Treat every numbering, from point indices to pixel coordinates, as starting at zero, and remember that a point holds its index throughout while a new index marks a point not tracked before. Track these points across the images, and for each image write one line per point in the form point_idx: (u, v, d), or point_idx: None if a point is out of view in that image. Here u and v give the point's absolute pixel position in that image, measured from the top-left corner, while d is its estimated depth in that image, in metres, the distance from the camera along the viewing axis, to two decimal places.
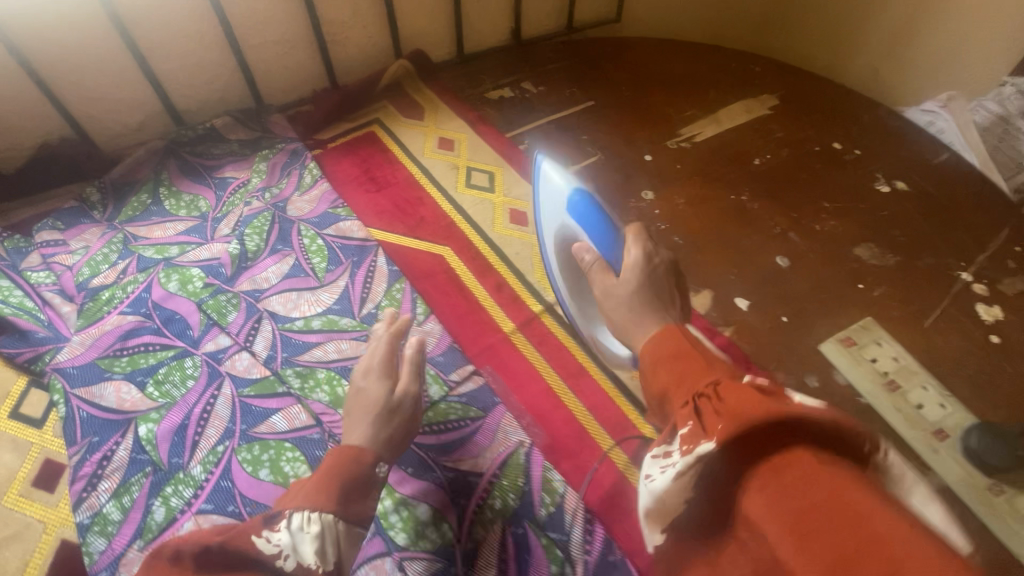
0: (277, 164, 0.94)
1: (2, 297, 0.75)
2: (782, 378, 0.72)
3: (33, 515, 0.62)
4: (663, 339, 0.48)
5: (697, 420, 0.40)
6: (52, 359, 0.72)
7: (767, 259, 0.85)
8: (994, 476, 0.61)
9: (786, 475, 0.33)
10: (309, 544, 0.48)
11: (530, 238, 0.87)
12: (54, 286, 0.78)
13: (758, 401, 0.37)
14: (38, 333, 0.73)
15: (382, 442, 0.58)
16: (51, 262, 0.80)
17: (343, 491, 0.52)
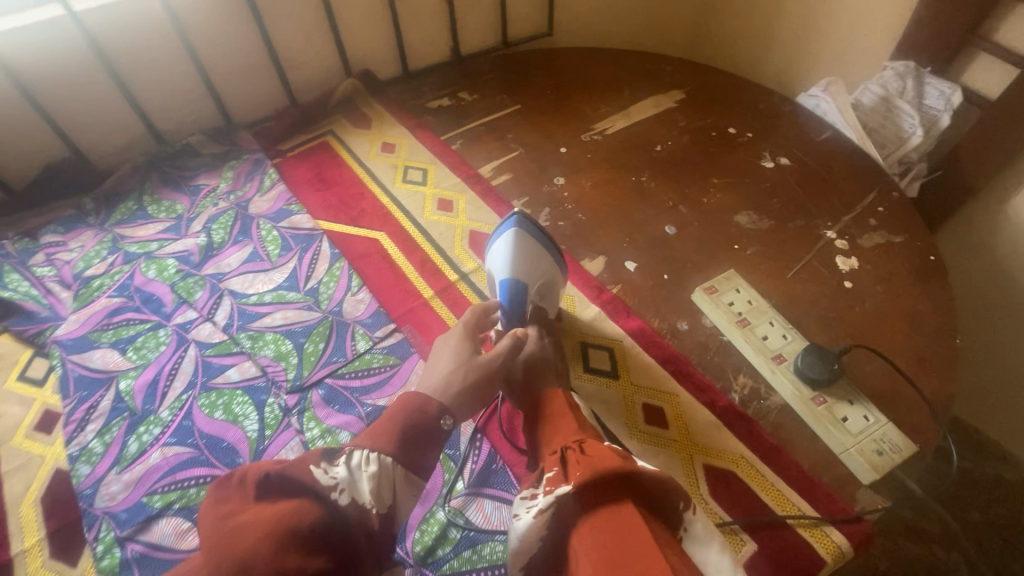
0: (242, 172, 1.10)
1: (13, 287, 0.92)
2: (657, 324, 0.85)
3: (34, 452, 0.76)
4: (555, 402, 0.66)
5: (563, 466, 0.54)
6: (52, 333, 0.88)
7: (657, 229, 0.98)
8: (816, 388, 0.73)
9: (622, 516, 0.47)
10: (363, 481, 0.52)
11: (453, 221, 1.01)
12: (55, 277, 0.95)
13: (614, 457, 0.52)
14: (41, 314, 0.89)
15: (451, 394, 0.63)
16: (53, 258, 0.97)
17: (403, 437, 0.57)
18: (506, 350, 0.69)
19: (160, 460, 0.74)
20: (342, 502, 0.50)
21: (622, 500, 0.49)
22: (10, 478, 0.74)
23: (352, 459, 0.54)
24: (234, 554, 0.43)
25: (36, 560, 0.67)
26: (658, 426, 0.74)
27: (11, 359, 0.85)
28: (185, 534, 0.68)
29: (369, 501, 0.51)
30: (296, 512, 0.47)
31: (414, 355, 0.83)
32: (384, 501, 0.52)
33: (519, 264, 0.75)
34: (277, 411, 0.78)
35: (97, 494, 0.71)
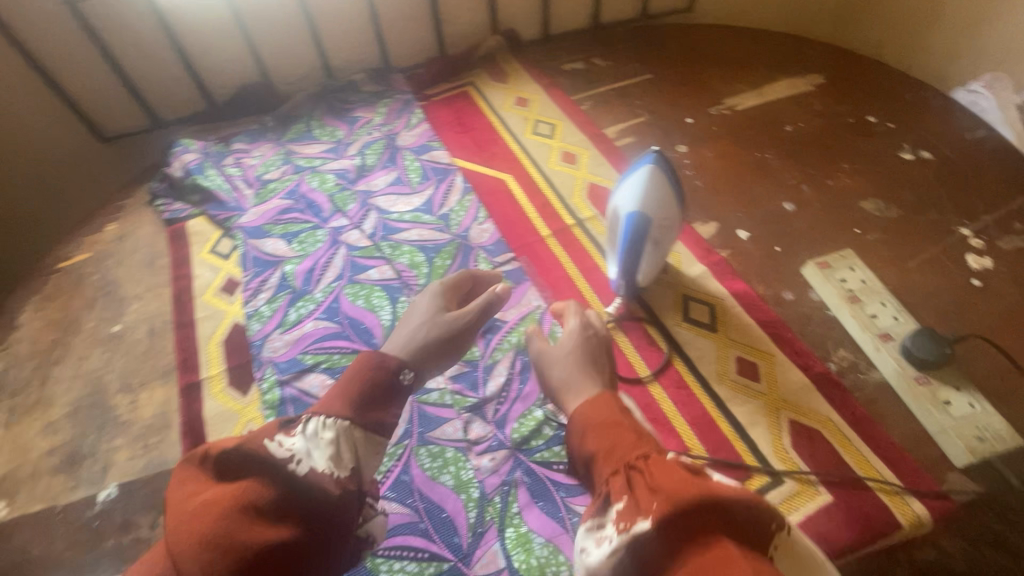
0: (394, 109, 1.25)
1: (210, 178, 1.11)
2: (762, 290, 0.87)
3: (219, 307, 0.95)
4: (594, 406, 0.60)
5: (630, 495, 0.50)
6: (237, 220, 1.07)
7: (775, 204, 0.99)
8: (922, 369, 0.75)
9: (715, 550, 0.43)
10: (324, 446, 0.53)
11: (575, 173, 1.08)
12: (241, 176, 1.14)
13: (686, 479, 0.48)
14: (230, 203, 1.09)
15: (411, 350, 0.68)
16: (240, 162, 1.17)
17: (356, 401, 0.57)
18: (480, 306, 0.74)
19: (313, 328, 0.90)
20: (301, 471, 0.51)
21: (713, 536, 0.44)
22: (202, 323, 0.93)
23: (306, 428, 0.54)
24: (201, 535, 0.44)
25: (218, 385, 0.85)
26: (749, 378, 0.78)
27: (206, 236, 1.06)
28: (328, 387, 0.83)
29: (330, 466, 0.52)
30: (245, 496, 0.47)
31: (527, 282, 0.92)
32: (345, 463, 0.53)
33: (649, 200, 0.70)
34: (407, 308, 0.91)
35: (265, 345, 0.88)
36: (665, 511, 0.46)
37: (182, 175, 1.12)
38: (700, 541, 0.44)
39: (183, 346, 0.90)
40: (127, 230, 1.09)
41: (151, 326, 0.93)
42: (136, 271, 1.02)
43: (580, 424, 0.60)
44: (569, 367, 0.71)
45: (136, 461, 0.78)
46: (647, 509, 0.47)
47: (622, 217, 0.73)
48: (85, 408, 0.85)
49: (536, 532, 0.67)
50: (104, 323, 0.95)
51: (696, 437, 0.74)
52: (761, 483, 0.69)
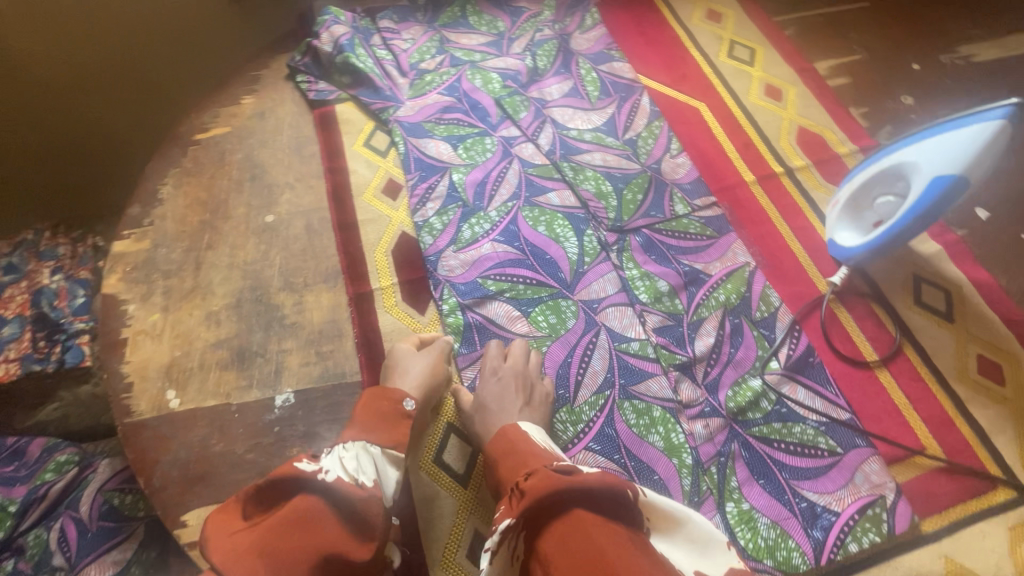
0: (565, 4, 1.07)
1: (361, 59, 0.97)
2: (1006, 283, 0.77)
3: (383, 211, 0.86)
4: (496, 438, 0.60)
5: (508, 502, 0.51)
6: (394, 113, 0.94)
7: (1022, 183, 0.86)
8: None
9: (568, 528, 0.45)
10: (346, 464, 0.55)
11: (782, 112, 0.94)
12: (392, 62, 1.00)
13: (547, 475, 0.49)
14: (386, 92, 0.96)
15: (419, 389, 0.67)
16: (390, 44, 1.02)
17: (378, 415, 0.61)
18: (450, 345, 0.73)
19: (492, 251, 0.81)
20: (330, 480, 0.52)
21: (565, 513, 0.46)
22: (365, 226, 0.84)
23: (334, 455, 0.56)
24: (266, 548, 0.47)
25: (391, 299, 0.78)
26: (991, 380, 0.70)
27: (358, 126, 0.95)
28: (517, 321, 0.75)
29: (359, 476, 0.54)
30: (300, 509, 0.50)
31: (732, 233, 0.82)
32: (368, 473, 0.55)
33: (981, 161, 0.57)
34: (597, 244, 0.81)
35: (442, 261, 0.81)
36: (531, 507, 0.47)
37: (332, 51, 0.98)
38: (557, 523, 0.46)
39: (347, 249, 0.82)
40: (267, 106, 0.97)
41: (309, 222, 0.85)
42: (283, 156, 0.91)
43: (490, 461, 0.60)
44: (498, 398, 0.65)
45: (310, 369, 0.73)
46: (515, 508, 0.48)
47: (930, 182, 0.60)
48: (248, 302, 0.78)
49: (759, 511, 0.63)
50: (255, 211, 0.86)
51: (932, 436, 0.67)
52: (1007, 497, 0.63)
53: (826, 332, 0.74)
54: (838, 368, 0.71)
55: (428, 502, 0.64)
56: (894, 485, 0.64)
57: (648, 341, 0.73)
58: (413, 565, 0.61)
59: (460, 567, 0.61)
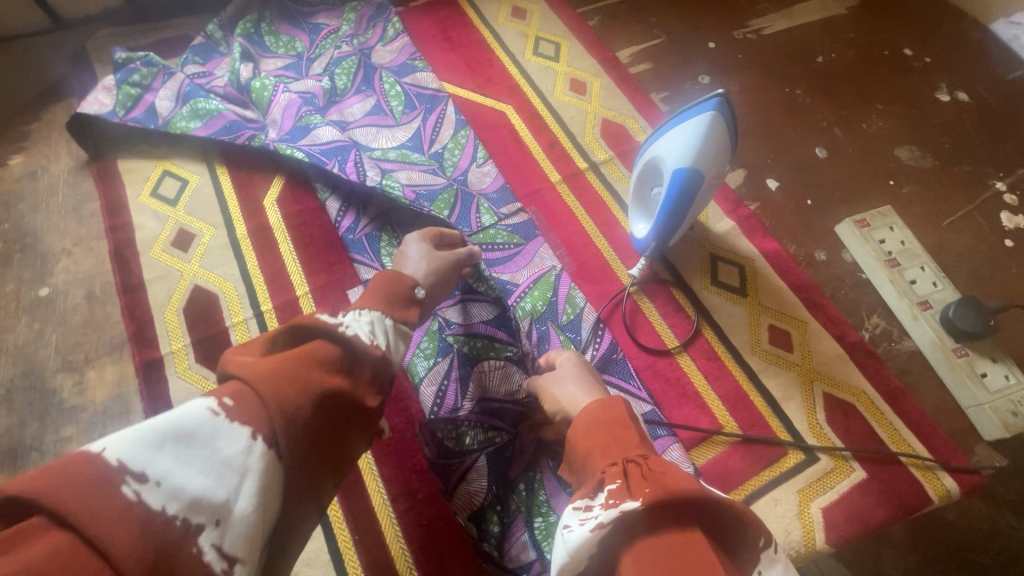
0: (364, 16, 1.03)
1: (203, 103, 0.89)
2: (794, 250, 0.81)
3: (173, 266, 0.79)
4: (608, 403, 0.52)
5: (626, 478, 0.42)
6: (265, 138, 0.87)
7: (807, 149, 0.90)
8: (960, 341, 0.70)
9: (684, 549, 0.35)
10: (364, 330, 0.42)
11: (586, 106, 0.94)
12: (223, 95, 0.91)
13: (685, 478, 0.40)
14: (243, 126, 0.88)
15: (426, 275, 0.60)
16: (209, 87, 0.92)
17: (388, 297, 0.47)
18: (461, 257, 0.65)
19: (297, 306, 0.77)
20: (349, 334, 0.41)
21: (682, 528, 0.37)
22: (152, 286, 0.78)
23: (353, 313, 0.44)
24: (285, 384, 0.35)
25: (183, 362, 0.72)
26: (781, 348, 0.73)
27: (143, 174, 0.87)
28: (465, 309, 0.74)
29: (372, 339, 0.42)
30: (320, 351, 0.38)
31: (539, 237, 0.81)
32: (383, 339, 0.43)
33: (707, 158, 0.59)
34: None
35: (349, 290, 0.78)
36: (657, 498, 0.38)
37: (175, 104, 0.89)
38: (673, 535, 0.36)
39: (133, 313, 0.75)
40: (39, 164, 0.88)
41: (90, 289, 0.78)
42: (58, 219, 0.83)
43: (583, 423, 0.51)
44: (579, 384, 0.61)
45: None
46: (640, 491, 0.39)
47: (669, 176, 0.61)
48: (19, 391, 0.71)
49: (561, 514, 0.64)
50: (27, 285, 0.78)
51: (729, 414, 0.69)
52: (797, 461, 0.66)
53: (628, 324, 0.75)
54: (640, 359, 0.73)
55: None
56: (691, 469, 0.65)
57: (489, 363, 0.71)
58: None
59: None
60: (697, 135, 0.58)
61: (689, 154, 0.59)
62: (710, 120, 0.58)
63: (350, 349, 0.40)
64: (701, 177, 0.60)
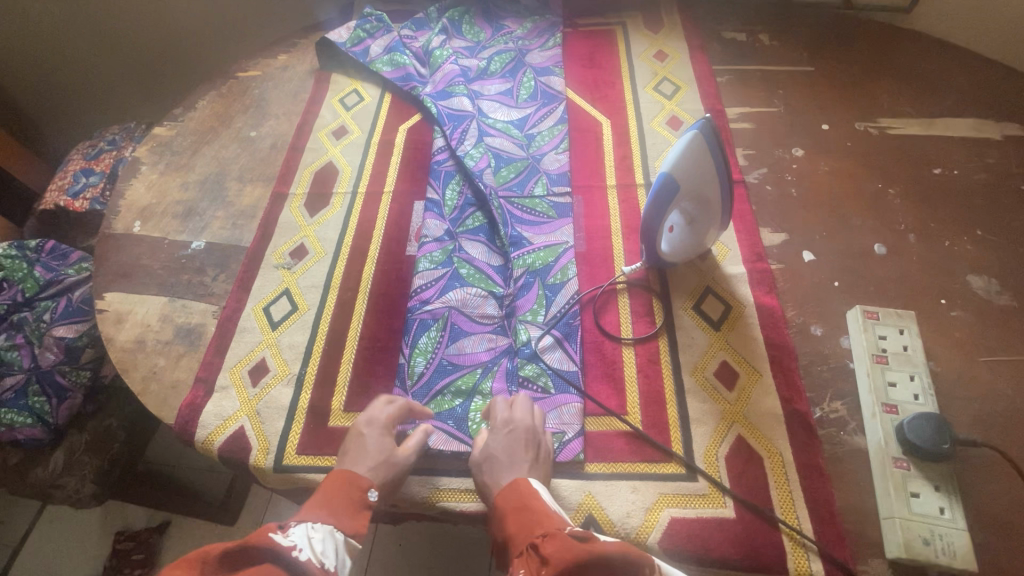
0: (538, 28, 1.28)
1: (399, 57, 1.22)
2: (793, 316, 0.82)
3: (324, 145, 1.12)
4: (504, 490, 0.62)
5: (528, 565, 0.53)
6: (422, 90, 1.17)
7: (866, 241, 0.88)
8: (906, 453, 0.66)
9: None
10: (315, 546, 0.56)
11: (672, 139, 1.05)
12: (415, 55, 1.24)
13: (566, 547, 0.51)
14: (415, 78, 1.19)
15: (383, 475, 0.67)
16: (410, 45, 1.25)
17: (344, 503, 0.63)
18: (417, 449, 0.70)
19: (379, 197, 1.03)
20: (303, 559, 0.54)
21: None
22: (307, 153, 1.11)
23: (303, 528, 0.58)
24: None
25: (297, 202, 1.03)
26: (721, 383, 0.76)
27: (342, 86, 1.23)
28: (479, 246, 0.92)
29: (324, 560, 0.56)
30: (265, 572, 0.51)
31: (570, 218, 0.96)
32: (332, 559, 0.57)
33: (682, 167, 0.70)
34: (455, 201, 0.99)
35: (414, 200, 1.01)
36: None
37: (382, 51, 1.23)
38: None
39: (288, 165, 1.09)
40: (291, 63, 1.29)
41: (275, 142, 1.14)
42: (283, 97, 1.23)
43: (497, 513, 0.62)
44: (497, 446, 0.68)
45: (223, 232, 1.00)
46: None
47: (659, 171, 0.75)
48: (209, 182, 1.08)
49: None
50: (247, 127, 1.18)
51: (638, 408, 0.75)
52: (674, 472, 0.70)
53: (600, 307, 0.85)
54: (591, 336, 0.82)
55: (243, 332, 0.87)
56: (578, 427, 0.73)
57: (470, 291, 0.87)
58: (213, 365, 0.84)
59: (239, 377, 0.82)
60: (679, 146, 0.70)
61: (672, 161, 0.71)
62: (695, 138, 0.68)
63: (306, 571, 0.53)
64: (677, 183, 0.72)
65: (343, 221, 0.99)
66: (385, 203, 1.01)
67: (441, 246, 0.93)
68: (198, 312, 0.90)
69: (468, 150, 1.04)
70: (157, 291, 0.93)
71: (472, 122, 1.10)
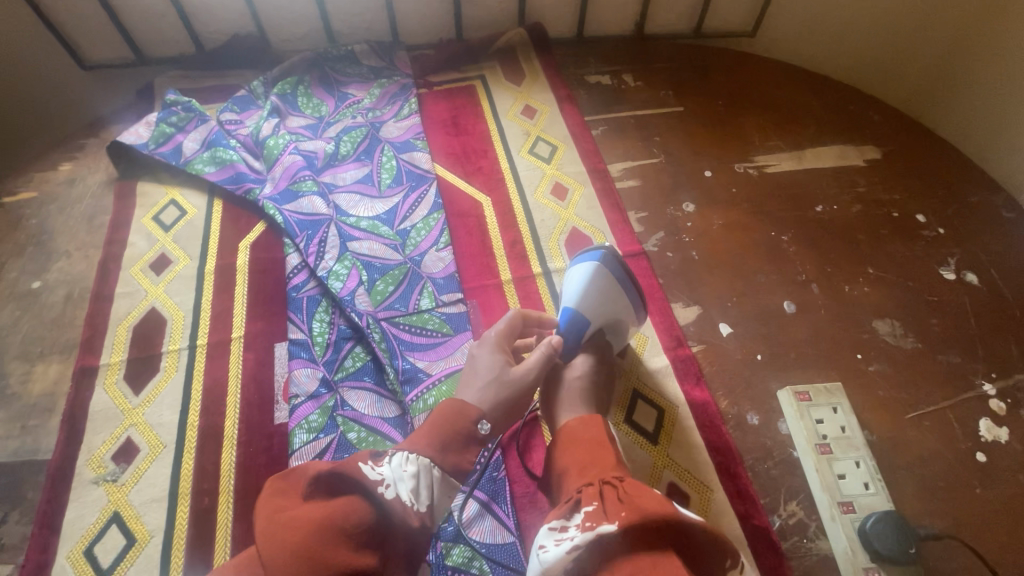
0: (388, 92, 1.12)
1: (222, 152, 0.99)
2: (726, 405, 0.75)
3: (141, 285, 0.88)
4: (587, 422, 0.59)
5: (601, 499, 0.48)
6: (260, 192, 0.96)
7: (775, 299, 0.85)
8: (874, 560, 0.62)
9: (658, 564, 0.40)
10: (407, 483, 0.47)
11: (560, 212, 0.95)
12: (244, 147, 1.02)
13: (656, 501, 0.45)
14: (249, 177, 0.98)
15: (491, 401, 0.57)
16: (234, 134, 1.02)
17: (444, 438, 0.51)
18: (540, 365, 0.62)
19: (226, 348, 0.81)
20: (389, 498, 0.45)
21: (659, 548, 0.42)
22: (118, 300, 0.86)
23: (399, 458, 0.48)
24: (300, 547, 0.39)
25: (113, 376, 0.79)
26: None
27: (154, 199, 0.98)
28: (365, 395, 0.76)
29: (415, 503, 0.46)
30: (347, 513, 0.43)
31: (468, 332, 0.82)
32: (424, 502, 0.47)
33: (590, 299, 0.69)
34: (326, 337, 0.81)
35: (274, 342, 0.82)
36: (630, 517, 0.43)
37: (200, 147, 1.00)
38: (651, 555, 0.41)
39: (93, 322, 0.84)
40: (79, 174, 1.01)
41: (70, 291, 0.88)
42: (75, 224, 0.95)
43: (567, 439, 0.59)
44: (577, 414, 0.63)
45: (8, 443, 0.74)
46: (615, 514, 0.45)
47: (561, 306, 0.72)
48: None
49: None
50: (26, 276, 0.89)
51: None
52: None
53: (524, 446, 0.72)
54: (522, 485, 0.69)
55: None
56: None
57: None
58: None
59: None
60: (582, 277, 0.71)
61: (577, 294, 0.70)
62: (596, 269, 0.70)
63: (387, 513, 0.45)
64: (583, 314, 0.70)
65: (182, 393, 0.77)
66: (236, 355, 0.81)
67: (318, 404, 0.75)
68: None
69: (331, 267, 0.87)
70: None
71: (329, 225, 0.92)
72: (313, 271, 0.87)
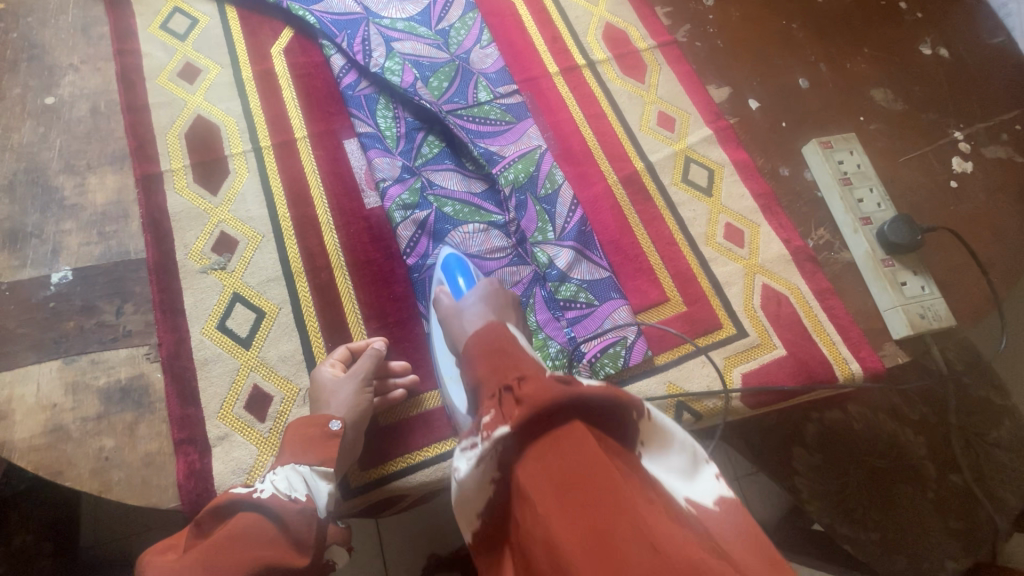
0: None
1: None
2: (761, 163, 0.87)
3: (178, 95, 0.83)
4: (488, 333, 0.53)
5: (500, 407, 0.44)
6: None
7: (791, 78, 0.95)
8: (889, 253, 0.78)
9: (563, 437, 0.39)
10: (279, 485, 0.51)
11: (592, 9, 0.97)
12: None
13: (551, 386, 0.42)
14: None
15: (342, 409, 0.62)
16: None
17: (304, 437, 0.57)
18: (373, 365, 0.65)
19: (295, 148, 0.81)
20: (265, 495, 0.49)
21: (564, 425, 0.40)
22: (157, 110, 0.81)
23: (262, 479, 0.52)
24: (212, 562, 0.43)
25: (182, 181, 0.77)
26: (733, 244, 0.81)
27: (154, 7, 0.88)
28: (449, 176, 0.80)
29: (291, 493, 0.50)
30: (243, 524, 0.47)
31: (530, 119, 0.86)
32: (302, 489, 0.51)
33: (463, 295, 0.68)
34: (395, 129, 0.82)
35: (342, 140, 0.82)
36: (529, 420, 0.41)
37: None
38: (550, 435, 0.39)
39: (136, 131, 0.79)
40: None
41: (95, 105, 0.81)
42: (67, 36, 0.84)
43: (473, 356, 0.52)
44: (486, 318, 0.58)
45: (91, 248, 0.72)
46: (511, 415, 0.42)
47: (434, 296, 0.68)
48: (21, 184, 0.74)
49: (552, 339, 0.72)
50: (33, 93, 0.80)
51: (676, 288, 0.78)
52: (728, 334, 0.75)
53: (602, 209, 0.81)
54: (607, 236, 0.80)
55: (206, 363, 0.68)
56: (636, 327, 0.73)
57: (469, 231, 0.76)
58: (189, 418, 0.64)
59: (235, 417, 0.66)
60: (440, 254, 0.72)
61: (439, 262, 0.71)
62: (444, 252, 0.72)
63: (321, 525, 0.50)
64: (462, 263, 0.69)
65: (263, 188, 0.78)
66: (307, 153, 0.81)
67: (406, 186, 0.78)
68: (122, 361, 0.66)
69: (381, 65, 0.84)
70: (36, 356, 0.65)
71: (367, 25, 0.87)
72: (366, 72, 0.85)
